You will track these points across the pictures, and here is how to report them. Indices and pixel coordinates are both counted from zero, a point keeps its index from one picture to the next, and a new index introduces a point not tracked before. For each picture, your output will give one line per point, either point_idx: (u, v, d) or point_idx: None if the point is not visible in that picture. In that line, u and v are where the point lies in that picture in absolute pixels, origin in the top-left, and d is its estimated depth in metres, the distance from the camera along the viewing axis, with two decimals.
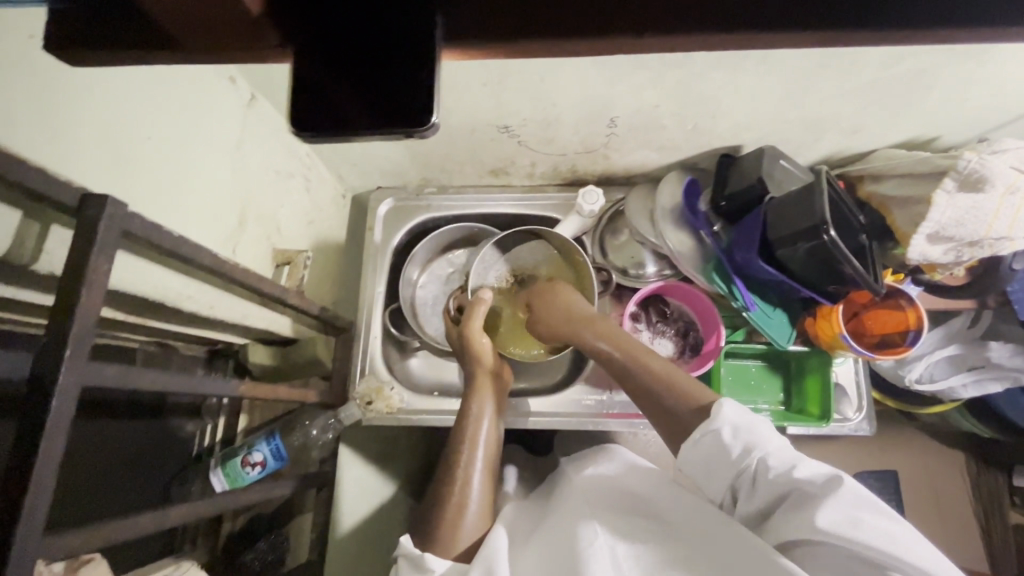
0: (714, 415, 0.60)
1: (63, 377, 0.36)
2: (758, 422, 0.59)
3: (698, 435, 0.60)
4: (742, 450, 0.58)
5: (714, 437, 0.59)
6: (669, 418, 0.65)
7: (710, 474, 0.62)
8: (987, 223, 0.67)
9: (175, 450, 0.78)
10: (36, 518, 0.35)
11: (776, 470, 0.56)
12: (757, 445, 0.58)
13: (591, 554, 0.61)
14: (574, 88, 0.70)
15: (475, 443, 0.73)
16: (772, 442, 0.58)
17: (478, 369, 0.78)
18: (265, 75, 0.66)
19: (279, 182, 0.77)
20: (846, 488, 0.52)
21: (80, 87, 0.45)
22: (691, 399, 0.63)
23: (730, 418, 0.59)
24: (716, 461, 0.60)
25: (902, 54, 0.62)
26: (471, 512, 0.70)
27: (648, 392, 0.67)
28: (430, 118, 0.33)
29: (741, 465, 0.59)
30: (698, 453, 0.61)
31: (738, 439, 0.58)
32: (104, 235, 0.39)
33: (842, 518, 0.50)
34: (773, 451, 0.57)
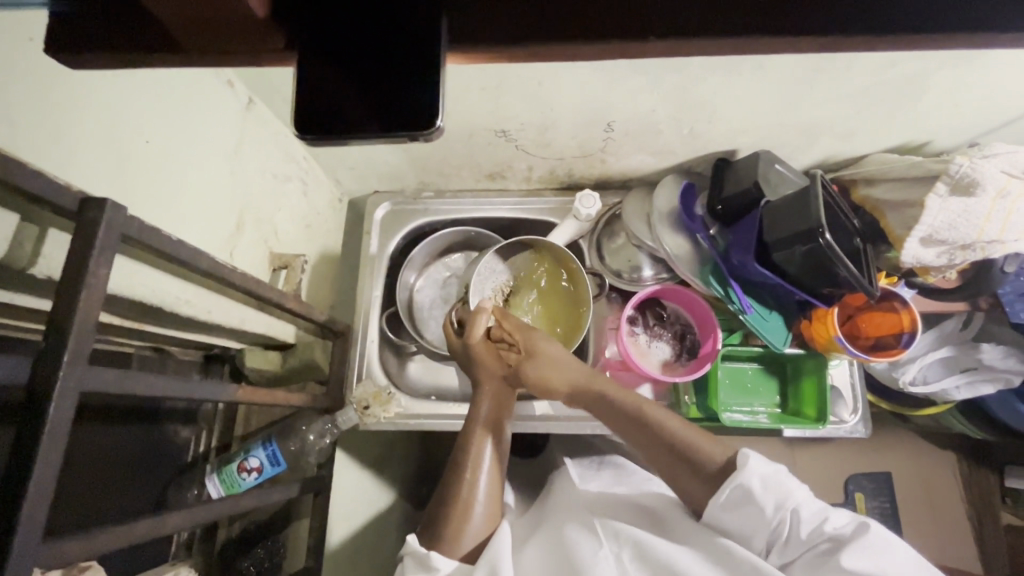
0: (744, 470, 0.59)
1: (62, 381, 0.36)
2: (784, 471, 0.60)
3: (727, 489, 0.60)
4: (773, 504, 0.58)
5: (743, 491, 0.59)
6: (682, 470, 0.65)
7: (739, 529, 0.60)
8: (979, 226, 0.68)
9: (171, 457, 0.77)
10: (35, 523, 0.34)
11: (808, 523, 0.57)
12: (785, 497, 0.58)
13: (592, 560, 0.62)
14: (572, 92, 0.71)
15: (481, 450, 0.72)
16: (800, 491, 0.59)
17: (486, 377, 0.77)
18: (263, 78, 0.66)
19: (277, 186, 0.77)
20: (871, 533, 0.55)
21: (78, 90, 0.45)
22: (711, 455, 0.63)
23: (757, 470, 0.59)
24: (745, 513, 0.59)
25: (895, 59, 0.63)
26: (478, 513, 0.69)
27: (662, 446, 0.66)
28: (436, 121, 0.33)
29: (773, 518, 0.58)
30: (721, 502, 0.60)
31: (769, 492, 0.58)
32: (104, 239, 0.38)
33: (870, 561, 0.53)
34: (802, 502, 0.58)
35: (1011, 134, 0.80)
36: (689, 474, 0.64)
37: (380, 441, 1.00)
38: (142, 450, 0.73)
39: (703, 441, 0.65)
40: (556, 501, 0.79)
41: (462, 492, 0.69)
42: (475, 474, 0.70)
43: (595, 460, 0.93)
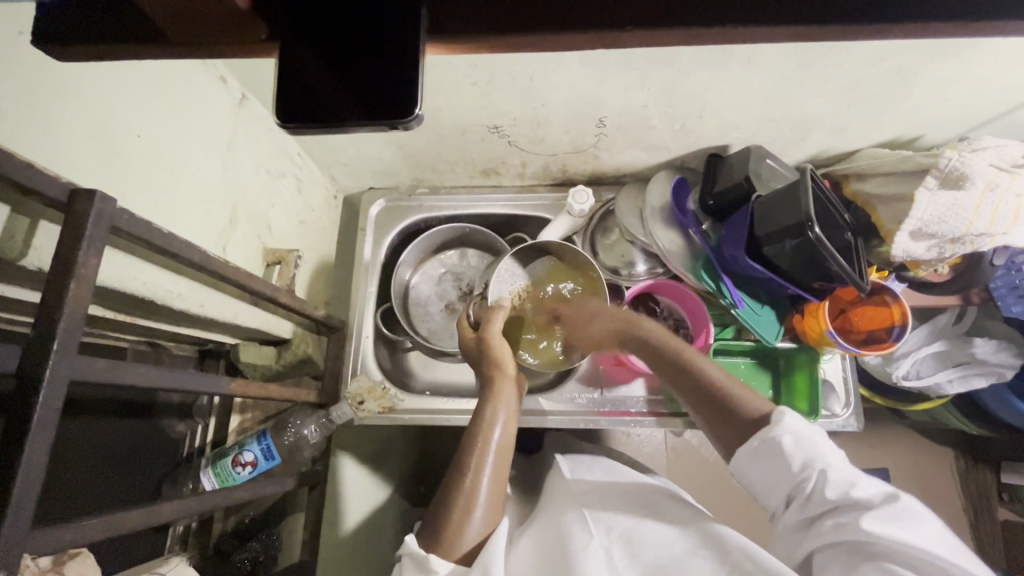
0: (775, 424, 0.62)
1: (51, 370, 0.37)
2: (820, 435, 0.61)
3: (757, 442, 0.62)
4: (802, 461, 0.60)
5: (773, 443, 0.61)
6: (725, 425, 0.67)
7: (768, 484, 0.62)
8: (968, 219, 0.68)
9: (167, 451, 0.77)
10: (25, 508, 0.35)
11: (832, 485, 0.57)
12: (816, 457, 0.59)
13: (585, 559, 0.61)
14: (564, 87, 0.71)
15: (486, 451, 0.71)
16: (833, 456, 0.60)
17: (498, 375, 0.76)
18: (256, 74, 0.66)
19: (271, 182, 0.77)
20: (899, 504, 0.53)
21: (68, 84, 0.46)
22: (748, 410, 0.66)
23: (791, 426, 0.61)
24: (773, 468, 0.62)
25: (883, 54, 0.63)
26: (478, 516, 0.68)
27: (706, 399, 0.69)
28: (415, 109, 0.33)
29: (798, 474, 0.60)
30: (749, 455, 0.63)
31: (798, 449, 0.60)
32: (93, 230, 0.39)
33: (889, 525, 0.51)
34: (832, 466, 0.58)
35: (1000, 128, 0.80)
36: (728, 423, 0.67)
37: (376, 437, 1.01)
38: (137, 443, 0.73)
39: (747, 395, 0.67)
40: (552, 501, 0.77)
41: (460, 492, 0.68)
42: (478, 473, 0.69)
43: (587, 455, 0.91)
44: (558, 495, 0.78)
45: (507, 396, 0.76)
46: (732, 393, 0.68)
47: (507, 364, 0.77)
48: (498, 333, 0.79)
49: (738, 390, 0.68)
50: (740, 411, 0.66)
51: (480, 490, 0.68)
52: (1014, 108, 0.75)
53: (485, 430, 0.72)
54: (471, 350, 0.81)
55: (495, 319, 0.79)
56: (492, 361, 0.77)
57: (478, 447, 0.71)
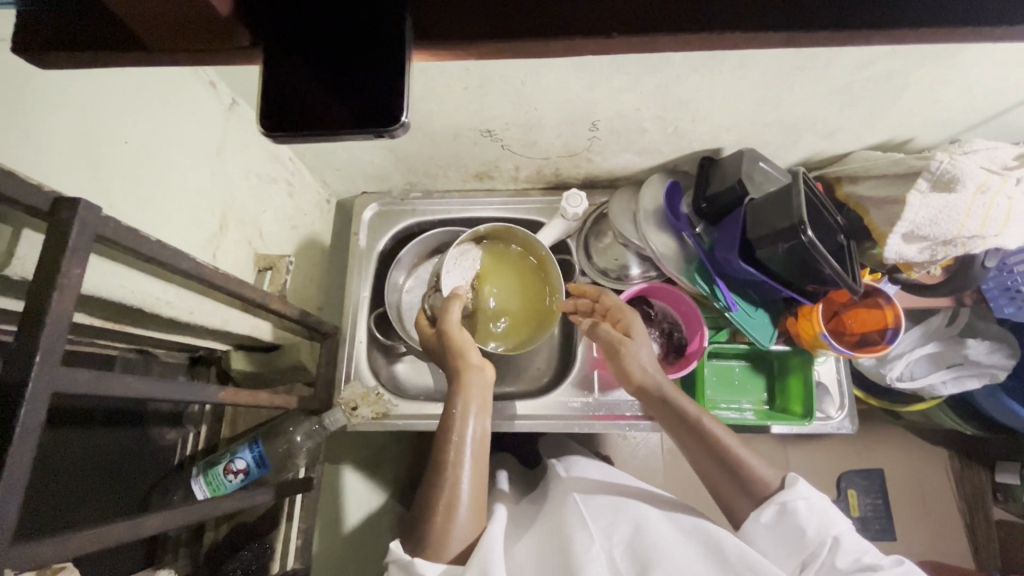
0: (791, 491, 0.64)
1: (33, 384, 0.36)
2: (826, 502, 0.64)
3: (774, 509, 0.63)
4: (818, 529, 0.61)
5: (790, 510, 0.63)
6: (729, 485, 0.67)
7: (777, 551, 0.63)
8: (959, 222, 0.68)
9: (156, 459, 0.77)
10: (5, 525, 0.34)
11: (845, 553, 0.60)
12: (828, 524, 0.62)
13: (587, 559, 0.61)
14: (556, 91, 0.71)
15: (462, 445, 0.70)
16: (838, 521, 0.63)
17: (462, 366, 0.76)
18: (245, 80, 0.66)
19: (261, 186, 0.77)
20: (903, 566, 0.59)
21: (51, 91, 0.45)
22: (759, 480, 0.66)
23: (803, 493, 0.64)
24: (786, 536, 0.62)
25: (874, 57, 0.63)
26: (463, 515, 0.67)
27: (717, 462, 0.68)
28: (400, 117, 0.33)
29: (812, 541, 0.61)
30: (763, 524, 0.64)
31: (813, 516, 0.62)
32: (76, 239, 0.38)
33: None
34: (842, 533, 0.62)
35: (992, 131, 0.80)
36: (735, 488, 0.67)
37: (369, 442, 1.00)
38: (125, 453, 0.72)
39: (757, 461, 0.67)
40: (550, 502, 0.77)
41: (444, 492, 0.67)
42: (458, 470, 0.68)
43: (579, 459, 0.90)
44: (556, 496, 0.78)
45: (474, 385, 0.75)
46: (744, 462, 0.67)
47: (471, 354, 0.76)
48: (454, 322, 0.79)
49: (749, 459, 0.67)
50: (751, 480, 0.66)
51: (462, 487, 0.67)
52: (1004, 110, 0.75)
53: (460, 424, 0.71)
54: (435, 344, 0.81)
55: (450, 311, 0.79)
56: (455, 351, 0.77)
57: (453, 451, 0.69)
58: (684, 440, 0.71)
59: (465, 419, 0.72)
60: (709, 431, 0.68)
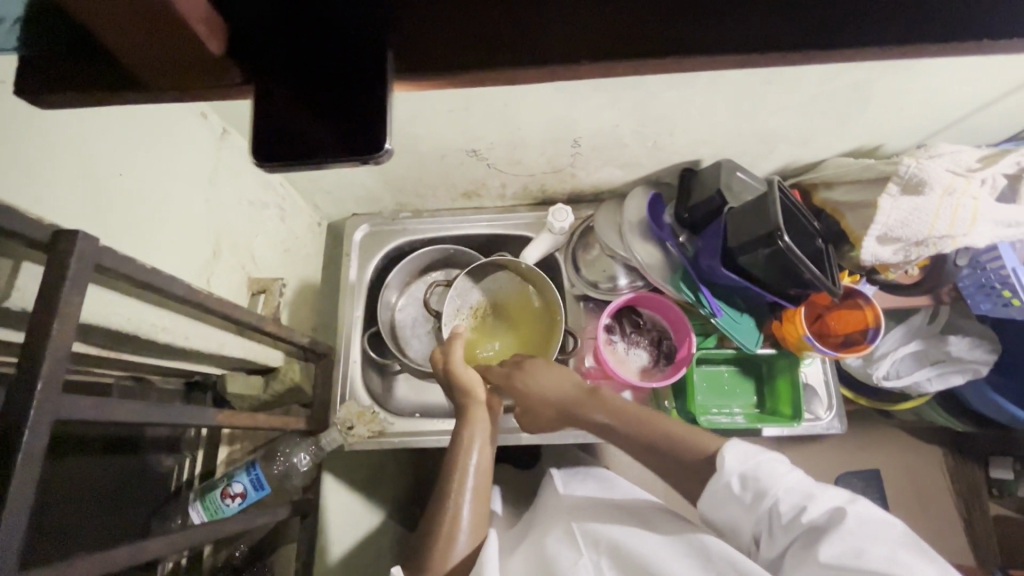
0: (724, 469, 0.60)
1: (36, 412, 0.37)
2: (769, 462, 0.59)
3: (713, 488, 0.61)
4: (755, 497, 0.58)
5: (726, 489, 0.60)
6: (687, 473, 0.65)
7: (732, 524, 0.60)
8: (930, 223, 0.71)
9: (155, 486, 0.77)
10: (9, 552, 0.35)
11: (786, 515, 0.55)
12: (766, 488, 0.57)
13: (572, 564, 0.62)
14: (537, 111, 0.74)
15: (465, 474, 0.70)
16: (781, 482, 0.57)
17: (468, 401, 0.77)
18: (235, 109, 0.68)
19: (254, 212, 0.78)
20: (852, 519, 0.52)
21: (46, 128, 0.46)
22: (697, 445, 0.65)
23: (736, 466, 0.59)
24: (732, 510, 0.60)
25: (837, 70, 0.66)
26: (462, 544, 0.67)
27: (656, 453, 0.67)
28: (384, 143, 0.35)
29: (754, 509, 0.58)
30: (713, 502, 0.61)
31: (746, 487, 0.58)
32: (76, 269, 0.40)
33: (843, 547, 0.50)
34: (783, 494, 0.56)
35: (957, 135, 0.84)
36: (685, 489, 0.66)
37: (368, 462, 1.01)
38: (122, 480, 0.72)
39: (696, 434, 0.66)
40: (543, 513, 0.77)
41: (445, 521, 0.68)
42: (460, 497, 0.69)
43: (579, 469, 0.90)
44: (549, 506, 0.78)
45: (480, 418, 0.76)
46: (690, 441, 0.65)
47: (476, 388, 0.78)
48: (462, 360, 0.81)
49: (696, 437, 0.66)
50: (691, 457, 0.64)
51: (462, 518, 0.68)
52: (967, 115, 0.78)
53: (462, 458, 0.72)
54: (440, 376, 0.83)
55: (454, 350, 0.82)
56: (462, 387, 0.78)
57: (455, 480, 0.70)
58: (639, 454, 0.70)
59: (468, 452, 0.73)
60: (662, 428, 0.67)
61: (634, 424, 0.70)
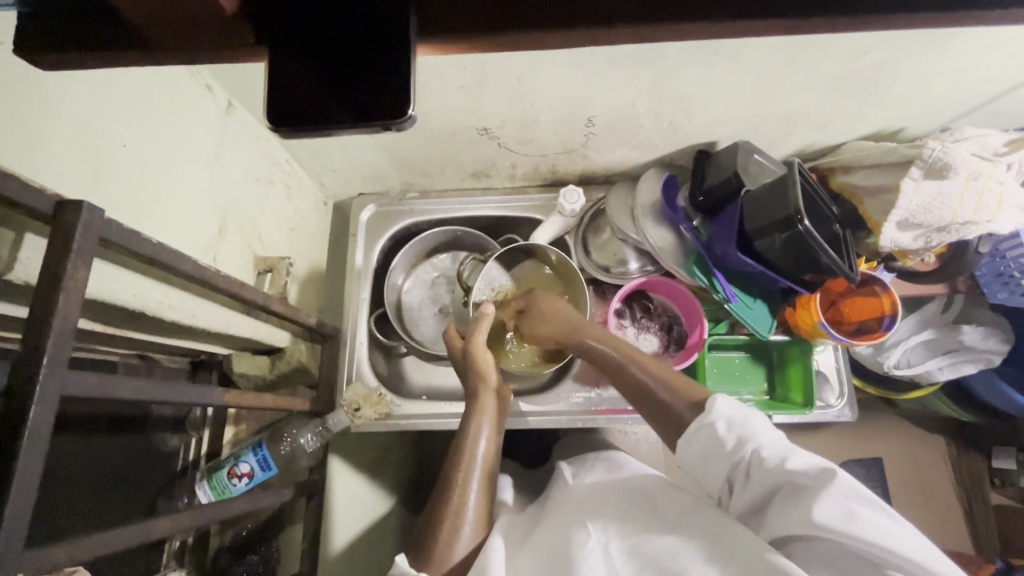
0: (712, 412, 0.59)
1: (42, 390, 0.36)
2: (754, 415, 0.59)
3: (696, 430, 0.60)
4: (737, 444, 0.57)
5: (710, 433, 0.59)
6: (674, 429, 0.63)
7: (705, 467, 0.60)
8: (952, 208, 0.70)
9: (161, 465, 0.76)
10: (16, 531, 0.34)
11: (769, 466, 0.54)
12: (749, 435, 0.57)
13: (582, 556, 0.58)
14: (552, 87, 0.71)
15: (474, 461, 0.70)
16: (766, 434, 0.57)
17: (481, 388, 0.77)
18: (241, 81, 0.66)
19: (260, 189, 0.76)
20: (839, 476, 0.50)
21: (47, 92, 0.45)
22: (688, 392, 0.64)
23: (723, 411, 0.59)
24: (710, 454, 0.59)
25: (865, 48, 0.64)
26: (466, 535, 0.66)
27: (649, 401, 0.66)
28: (408, 110, 0.33)
29: (733, 457, 0.57)
30: (693, 444, 0.60)
31: (731, 431, 0.58)
32: (81, 241, 0.38)
33: (836, 509, 0.48)
34: (765, 444, 0.56)
35: (983, 118, 0.81)
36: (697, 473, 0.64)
37: (372, 444, 1.00)
38: (128, 459, 0.72)
39: (687, 381, 0.65)
40: (553, 502, 0.75)
41: (450, 511, 0.67)
42: (467, 482, 0.69)
43: (592, 455, 0.88)
44: (559, 496, 0.75)
45: (488, 407, 0.76)
46: (683, 390, 0.64)
47: (490, 376, 0.78)
48: (482, 343, 0.80)
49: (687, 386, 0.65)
50: (683, 407, 0.63)
51: (468, 505, 0.68)
52: (993, 98, 0.76)
53: (471, 444, 0.72)
54: (457, 357, 0.83)
55: (478, 331, 0.79)
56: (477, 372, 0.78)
57: (464, 465, 0.70)
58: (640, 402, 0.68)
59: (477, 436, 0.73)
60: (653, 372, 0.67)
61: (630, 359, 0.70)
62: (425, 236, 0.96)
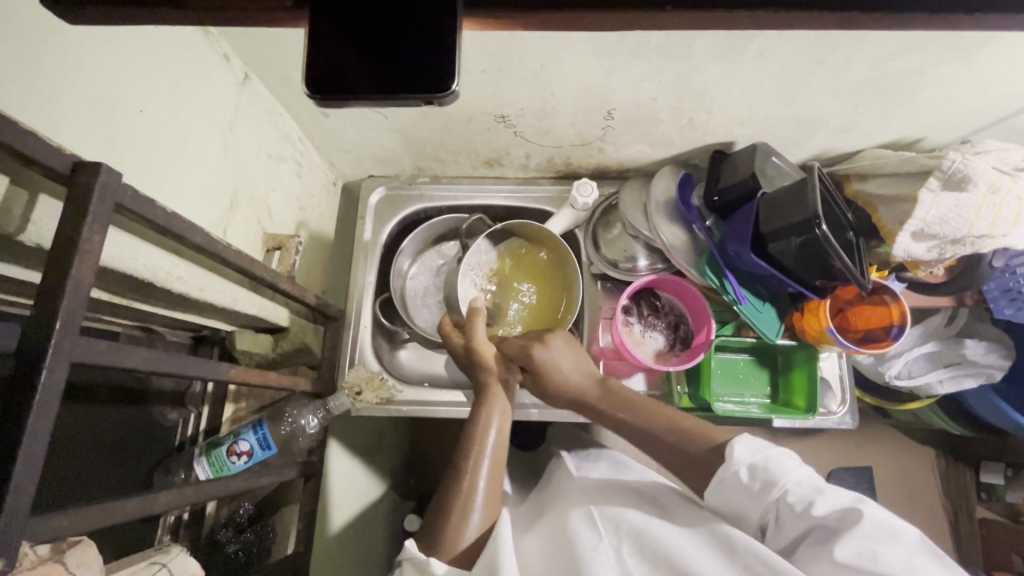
0: (733, 459, 0.58)
1: (53, 351, 0.35)
2: (777, 453, 0.57)
3: (720, 478, 0.59)
4: (763, 489, 0.56)
5: (732, 481, 0.58)
6: (687, 464, 0.63)
7: (735, 510, 0.59)
8: (969, 221, 0.69)
9: (157, 440, 0.75)
10: (23, 497, 0.33)
11: (796, 508, 0.54)
12: (774, 479, 0.55)
13: (593, 555, 0.57)
14: (574, 76, 0.70)
15: (482, 451, 0.70)
16: (791, 475, 0.56)
17: (491, 380, 0.78)
18: (258, 52, 0.64)
19: (271, 164, 0.75)
20: (866, 517, 0.50)
21: (69, 48, 0.43)
22: (702, 437, 0.63)
23: (744, 457, 0.57)
24: (738, 499, 0.58)
25: (894, 54, 0.63)
26: (475, 520, 0.66)
27: (664, 449, 0.66)
28: (452, 85, 0.34)
29: (761, 500, 0.56)
30: (720, 489, 0.59)
31: (755, 478, 0.56)
32: (97, 205, 0.37)
33: (860, 550, 0.48)
34: (792, 486, 0.55)
35: (1002, 132, 0.81)
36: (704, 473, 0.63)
37: (368, 429, 1.00)
38: (128, 430, 0.71)
39: (700, 426, 0.65)
40: (555, 496, 0.74)
41: (458, 498, 0.66)
42: (475, 475, 0.68)
43: (592, 450, 0.89)
44: (561, 488, 0.75)
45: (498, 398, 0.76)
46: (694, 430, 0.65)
47: (497, 367, 0.79)
48: (483, 336, 0.81)
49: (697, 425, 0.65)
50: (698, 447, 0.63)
51: (477, 492, 0.67)
52: (1015, 113, 0.76)
53: (480, 435, 0.72)
54: (460, 354, 0.83)
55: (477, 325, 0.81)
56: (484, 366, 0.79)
57: (472, 456, 0.69)
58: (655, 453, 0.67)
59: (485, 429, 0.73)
60: (669, 419, 0.67)
61: (646, 412, 0.69)
62: (434, 222, 0.94)
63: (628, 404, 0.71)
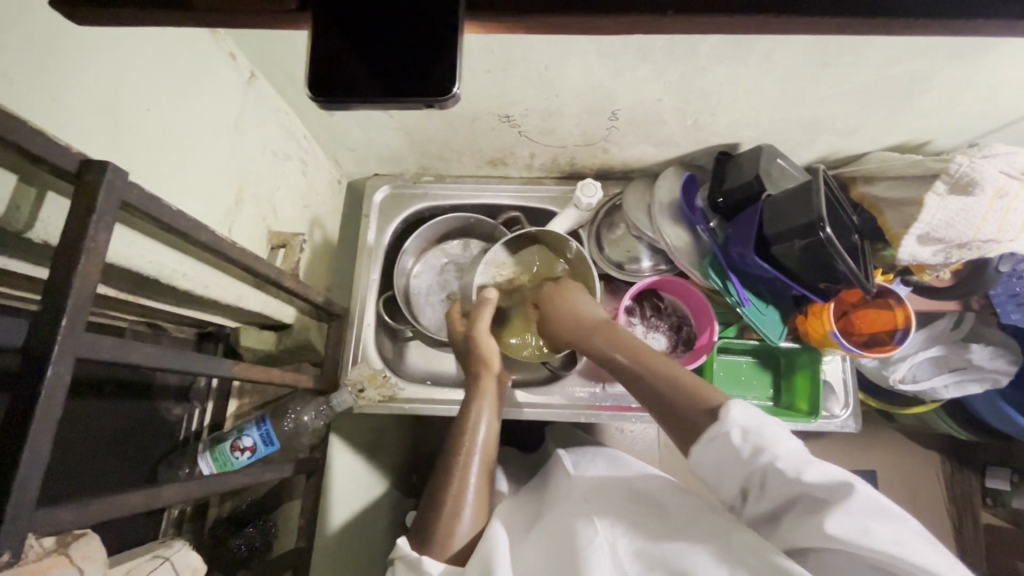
0: (726, 418, 0.57)
1: (59, 346, 0.36)
2: (768, 420, 0.57)
3: (707, 437, 0.58)
4: (752, 452, 0.55)
5: (720, 440, 0.57)
6: (677, 414, 0.62)
7: (719, 469, 0.58)
8: (976, 226, 0.69)
9: (162, 434, 0.76)
10: (27, 489, 0.34)
11: (783, 476, 0.53)
12: (765, 444, 0.55)
13: (591, 552, 0.57)
14: (579, 77, 0.70)
15: (473, 449, 0.70)
16: (781, 444, 0.55)
17: (484, 373, 0.77)
18: (263, 51, 0.65)
19: (277, 163, 0.76)
20: (857, 490, 0.50)
21: (77, 48, 0.44)
22: (698, 395, 0.61)
23: (737, 418, 0.57)
24: (724, 460, 0.57)
25: (902, 56, 0.63)
26: (467, 517, 0.67)
27: (659, 395, 0.65)
28: (452, 88, 0.35)
29: (749, 465, 0.56)
30: (706, 445, 0.58)
31: (746, 442, 0.56)
32: (103, 203, 0.38)
33: (852, 523, 0.48)
34: (783, 454, 0.54)
35: (1011, 135, 0.80)
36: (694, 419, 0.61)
37: (371, 427, 1.00)
38: (134, 425, 0.72)
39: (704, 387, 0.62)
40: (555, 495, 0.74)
41: (449, 495, 0.67)
42: (466, 473, 0.69)
43: (590, 449, 0.89)
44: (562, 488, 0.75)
45: (491, 391, 0.77)
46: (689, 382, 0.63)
47: (495, 362, 0.78)
48: (487, 328, 0.79)
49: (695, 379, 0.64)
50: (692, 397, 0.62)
51: (468, 489, 0.68)
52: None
53: (471, 431, 0.72)
54: (461, 342, 0.83)
55: (482, 316, 0.80)
56: (480, 359, 0.78)
57: (463, 453, 0.70)
58: (648, 400, 0.66)
59: (476, 425, 0.73)
60: (668, 373, 0.65)
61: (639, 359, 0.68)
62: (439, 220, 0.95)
63: (637, 354, 0.69)
